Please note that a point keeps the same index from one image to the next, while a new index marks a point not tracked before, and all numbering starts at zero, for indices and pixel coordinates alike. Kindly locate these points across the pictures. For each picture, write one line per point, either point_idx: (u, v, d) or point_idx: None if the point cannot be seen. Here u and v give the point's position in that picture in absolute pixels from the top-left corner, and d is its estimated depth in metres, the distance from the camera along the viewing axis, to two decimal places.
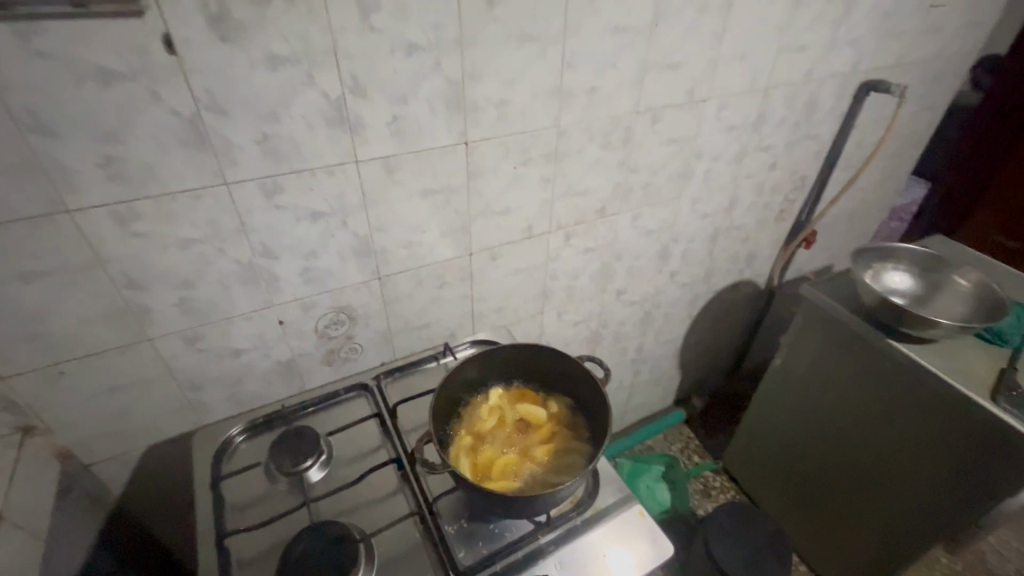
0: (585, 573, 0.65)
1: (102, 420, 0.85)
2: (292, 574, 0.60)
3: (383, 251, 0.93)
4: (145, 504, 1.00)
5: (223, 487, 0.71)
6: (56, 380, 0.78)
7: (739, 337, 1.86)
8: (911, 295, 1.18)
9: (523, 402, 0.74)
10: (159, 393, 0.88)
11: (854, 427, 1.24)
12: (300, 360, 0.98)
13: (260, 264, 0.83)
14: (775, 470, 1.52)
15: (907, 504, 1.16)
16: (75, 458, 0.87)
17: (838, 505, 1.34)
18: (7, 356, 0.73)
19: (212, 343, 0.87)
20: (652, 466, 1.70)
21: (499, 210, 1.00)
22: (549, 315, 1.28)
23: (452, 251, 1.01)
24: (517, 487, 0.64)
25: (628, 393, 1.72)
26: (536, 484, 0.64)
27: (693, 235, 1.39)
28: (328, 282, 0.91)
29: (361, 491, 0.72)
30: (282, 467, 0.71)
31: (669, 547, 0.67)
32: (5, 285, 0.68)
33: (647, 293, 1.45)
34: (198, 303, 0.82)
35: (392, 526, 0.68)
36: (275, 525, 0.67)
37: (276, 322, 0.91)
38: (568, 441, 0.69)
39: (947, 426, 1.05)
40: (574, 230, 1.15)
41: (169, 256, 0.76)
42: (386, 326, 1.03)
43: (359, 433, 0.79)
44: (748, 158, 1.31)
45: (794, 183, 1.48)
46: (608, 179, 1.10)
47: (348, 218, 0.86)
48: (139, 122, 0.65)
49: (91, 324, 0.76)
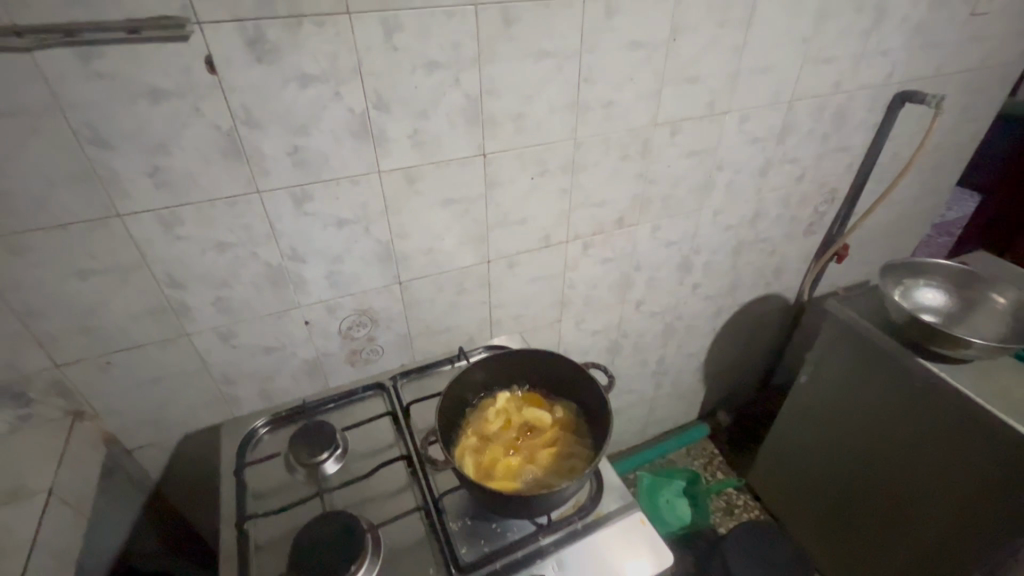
0: (583, 574, 0.65)
1: (143, 408, 0.92)
2: (302, 558, 0.64)
3: (404, 257, 0.97)
4: (180, 489, 1.06)
5: (247, 474, 0.76)
6: (105, 369, 0.86)
7: (767, 352, 1.82)
8: (944, 313, 1.14)
9: (529, 406, 0.76)
10: (195, 385, 0.94)
11: (880, 449, 1.20)
12: (324, 360, 1.03)
13: (289, 267, 0.89)
14: (798, 491, 1.48)
15: (938, 534, 1.11)
16: (119, 442, 0.94)
17: (863, 530, 1.29)
18: (63, 346, 0.80)
19: (243, 341, 0.93)
20: (673, 480, 1.68)
21: (516, 220, 1.03)
22: (567, 324, 1.30)
23: (471, 259, 1.04)
24: (518, 488, 0.65)
25: (650, 405, 1.71)
26: (537, 485, 0.66)
27: (716, 247, 1.38)
28: (352, 286, 0.96)
29: (372, 485, 0.75)
30: (301, 458, 0.75)
31: (669, 555, 0.67)
32: (63, 280, 0.75)
33: (669, 305, 1.44)
34: (231, 302, 0.88)
35: (400, 520, 0.71)
36: (291, 512, 0.72)
37: (303, 323, 0.96)
38: (571, 445, 0.70)
39: (982, 453, 1.00)
40: (593, 240, 1.16)
41: (207, 258, 0.82)
42: (406, 330, 1.07)
43: (374, 430, 0.83)
44: (773, 170, 1.29)
45: (824, 196, 1.45)
46: (626, 190, 1.12)
47: (370, 225, 0.90)
48: (183, 135, 0.71)
49: (137, 319, 0.83)
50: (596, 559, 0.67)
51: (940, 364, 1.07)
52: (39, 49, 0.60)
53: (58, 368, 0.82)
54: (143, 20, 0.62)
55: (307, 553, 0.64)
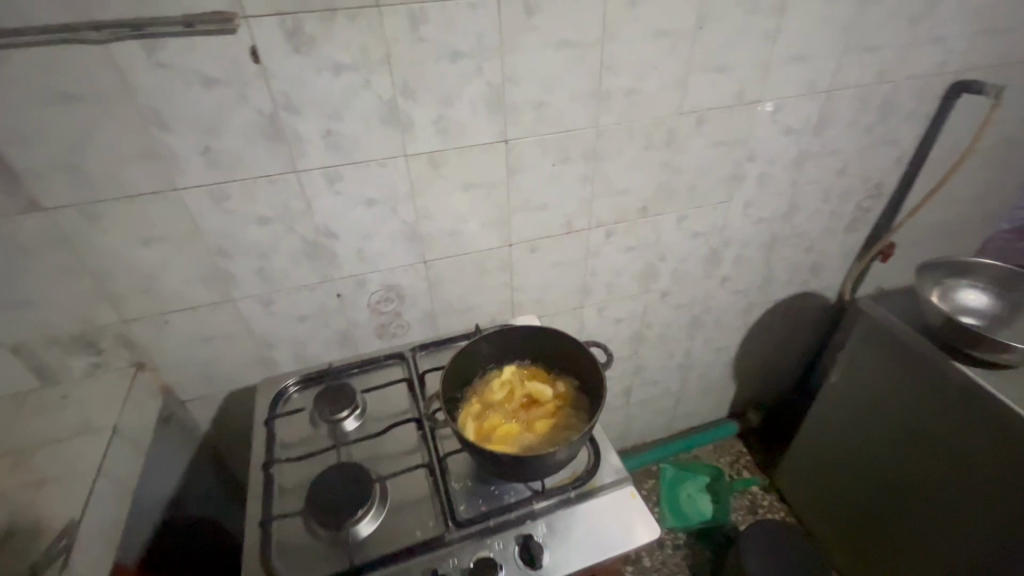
0: (570, 538, 0.69)
1: (195, 364, 1.04)
2: (314, 500, 0.71)
3: (428, 237, 1.03)
4: (225, 441, 1.18)
5: (277, 425, 0.84)
6: (163, 326, 0.97)
7: (804, 352, 1.75)
8: (986, 315, 1.08)
9: (533, 380, 0.80)
10: (239, 347, 1.04)
11: (908, 455, 1.17)
12: (354, 330, 1.10)
13: (323, 243, 0.96)
14: (822, 494, 1.45)
15: (970, 545, 1.06)
16: (174, 393, 1.06)
17: (890, 538, 1.25)
18: (129, 303, 0.92)
19: (281, 309, 1.02)
20: (695, 476, 1.69)
21: (537, 205, 1.07)
22: (589, 311, 1.32)
23: (493, 241, 1.09)
24: (513, 451, 0.70)
25: (676, 399, 1.70)
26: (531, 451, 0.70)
27: (746, 240, 1.35)
28: (380, 262, 1.03)
29: (384, 443, 0.81)
30: (323, 415, 0.83)
31: (656, 529, 0.70)
32: (129, 246, 0.86)
33: (696, 297, 1.43)
34: (271, 272, 0.97)
35: (406, 475, 0.76)
36: (312, 461, 0.79)
37: (335, 295, 1.04)
38: (568, 418, 0.74)
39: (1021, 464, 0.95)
40: (615, 228, 1.18)
41: (250, 231, 0.91)
42: (430, 307, 1.13)
43: (391, 395, 0.89)
44: (809, 162, 1.26)
45: (868, 191, 1.39)
46: (650, 180, 1.13)
47: (397, 206, 0.97)
48: (231, 118, 0.79)
49: (190, 283, 0.93)
50: (587, 525, 0.70)
51: (977, 369, 1.03)
52: (113, 41, 0.69)
53: (124, 323, 0.94)
54: (198, 14, 0.70)
55: (321, 496, 0.71)
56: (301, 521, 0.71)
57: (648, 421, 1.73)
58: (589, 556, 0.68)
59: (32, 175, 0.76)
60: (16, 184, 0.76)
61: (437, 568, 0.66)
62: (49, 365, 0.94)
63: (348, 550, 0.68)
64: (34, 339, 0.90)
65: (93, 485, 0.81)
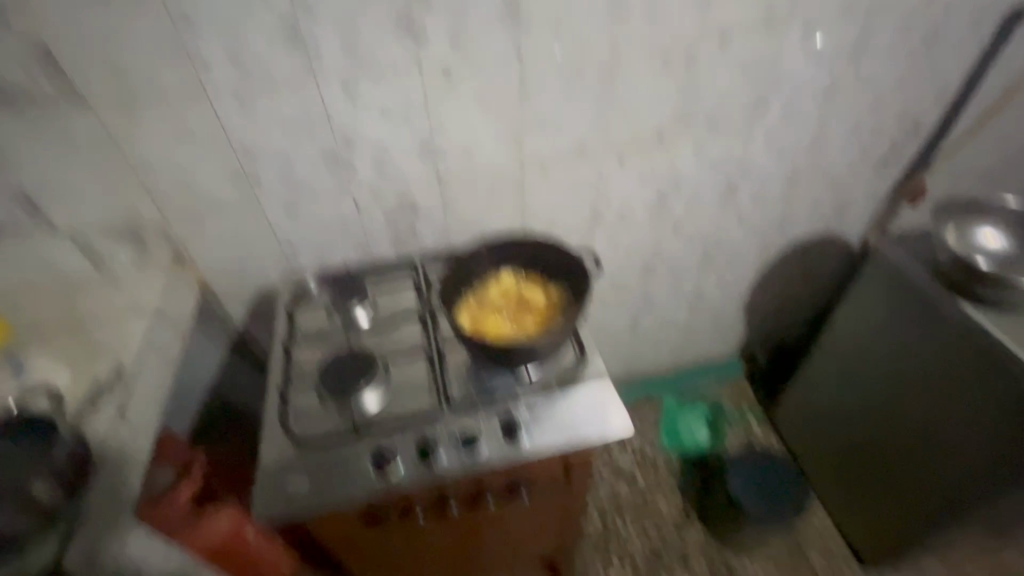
0: (550, 423, 0.77)
1: (227, 262, 1.13)
2: (326, 375, 0.80)
3: (442, 151, 1.06)
4: (257, 338, 1.30)
5: (297, 314, 0.94)
6: (198, 224, 1.06)
7: (819, 296, 1.73)
8: (1003, 257, 1.07)
9: (528, 286, 0.86)
10: (266, 248, 1.13)
11: (901, 390, 1.19)
12: (371, 241, 1.17)
13: (341, 151, 1.01)
14: (816, 428, 1.50)
15: (950, 482, 1.10)
16: (210, 289, 1.17)
17: (877, 473, 1.29)
18: (167, 200, 1.01)
19: (304, 214, 1.09)
20: (696, 408, 1.77)
21: (551, 124, 1.08)
22: (600, 238, 1.35)
23: (506, 160, 1.11)
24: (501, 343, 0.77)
25: (683, 334, 1.74)
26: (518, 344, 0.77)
27: (766, 174, 1.33)
28: (395, 174, 1.07)
29: (391, 335, 0.89)
30: (337, 307, 0.91)
31: (628, 421, 0.76)
32: (165, 143, 0.93)
33: (710, 231, 1.43)
34: (294, 178, 1.03)
35: (407, 362, 0.84)
36: (326, 346, 0.88)
37: (353, 204, 1.10)
38: (556, 319, 0.80)
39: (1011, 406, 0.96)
40: (629, 153, 1.18)
41: (273, 135, 0.96)
42: (444, 223, 1.18)
43: (400, 296, 0.97)
44: (841, 92, 1.20)
45: (905, 128, 1.32)
46: (667, 103, 1.11)
47: (411, 118, 1.00)
48: (252, 19, 0.83)
49: (220, 183, 1.01)
50: (567, 416, 0.77)
51: (982, 309, 1.03)
52: None
53: (163, 218, 1.03)
54: None
55: (331, 371, 0.80)
56: (314, 392, 0.81)
57: (655, 353, 1.78)
58: (565, 441, 0.75)
59: (76, 70, 0.82)
60: (62, 77, 0.83)
61: (428, 436, 0.75)
62: (101, 253, 1.05)
63: (352, 416, 0.78)
64: (87, 228, 1.01)
65: (140, 356, 0.93)
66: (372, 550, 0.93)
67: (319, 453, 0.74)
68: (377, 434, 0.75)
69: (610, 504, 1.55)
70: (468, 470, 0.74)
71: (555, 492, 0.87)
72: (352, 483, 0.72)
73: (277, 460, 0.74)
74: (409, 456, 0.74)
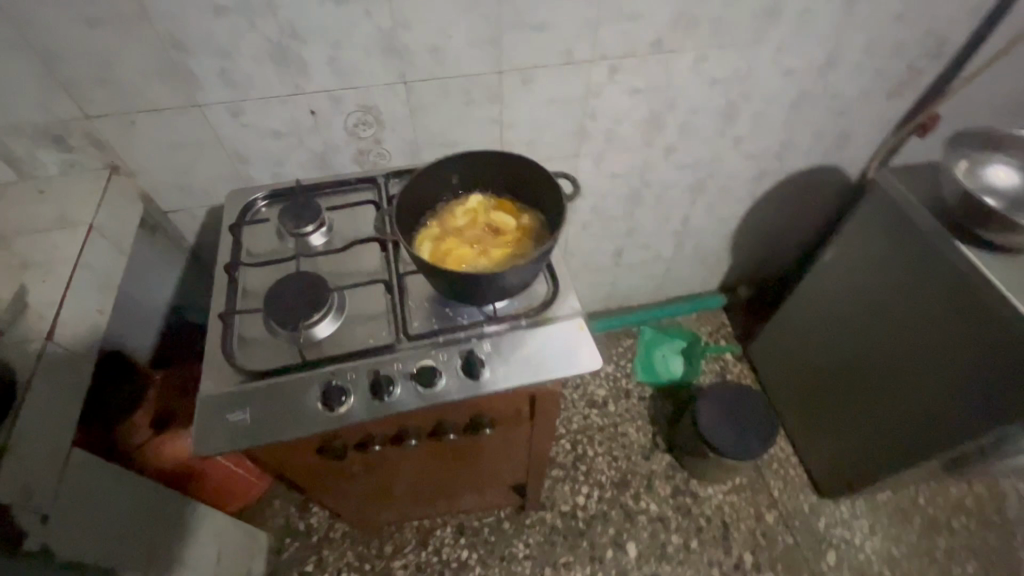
0: (514, 358, 0.72)
1: (169, 174, 1.02)
2: (272, 301, 0.73)
3: (408, 52, 0.93)
4: (212, 258, 1.21)
5: (244, 233, 0.85)
6: (130, 128, 0.93)
7: (810, 231, 1.67)
8: (1010, 195, 1.00)
9: (498, 211, 0.77)
10: (213, 159, 1.01)
11: (881, 331, 1.17)
12: (332, 154, 1.06)
13: (289, 46, 0.87)
14: (789, 363, 1.50)
15: (926, 423, 1.11)
16: (153, 203, 1.06)
17: (850, 412, 1.30)
18: (89, 98, 0.87)
19: (252, 121, 0.96)
20: (673, 340, 1.75)
21: (534, 24, 0.94)
22: (585, 160, 1.24)
23: (482, 65, 0.98)
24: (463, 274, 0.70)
25: (667, 266, 1.69)
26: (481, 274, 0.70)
27: (770, 95, 1.21)
28: (355, 78, 0.94)
29: (347, 260, 0.82)
30: (288, 227, 0.83)
31: (598, 360, 0.72)
32: (75, 27, 0.79)
33: (704, 158, 1.33)
34: (236, 77, 0.90)
35: (365, 290, 0.78)
36: (276, 270, 0.81)
37: (308, 111, 0.98)
38: (526, 249, 0.73)
39: (1002, 352, 0.94)
40: (622, 63, 1.05)
41: (206, 22, 0.82)
42: (413, 136, 1.06)
43: (359, 216, 0.88)
44: (864, 1, 1.06)
45: (927, 48, 1.19)
46: (668, 4, 0.97)
47: (370, 8, 0.85)
48: None
49: (150, 80, 0.87)
50: (534, 350, 0.72)
51: (980, 252, 0.98)
52: None
53: (88, 120, 0.90)
54: None
55: (279, 298, 0.73)
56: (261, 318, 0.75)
57: (636, 285, 1.74)
58: (530, 377, 0.71)
59: None
60: None
61: (383, 370, 0.70)
62: (20, 158, 0.93)
63: (302, 347, 0.72)
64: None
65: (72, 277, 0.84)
66: (334, 477, 0.91)
67: (264, 384, 0.68)
68: (328, 366, 0.70)
69: (581, 431, 1.57)
70: (426, 405, 0.70)
71: (520, 425, 0.85)
72: (300, 416, 0.68)
73: (217, 389, 0.68)
74: (361, 391, 0.69)
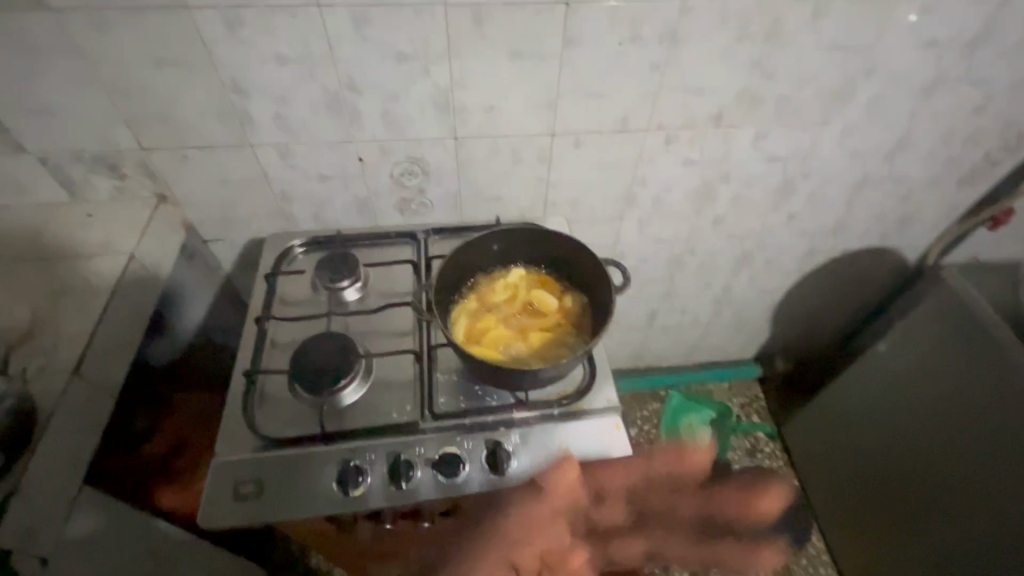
0: (543, 451, 0.68)
1: (214, 206, 1.02)
2: (299, 361, 0.71)
3: (463, 110, 0.92)
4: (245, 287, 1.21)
5: (279, 282, 0.84)
6: (182, 161, 0.94)
7: (858, 311, 1.58)
8: None
9: (541, 288, 0.74)
10: (258, 196, 1.01)
11: (933, 439, 1.09)
12: (374, 200, 1.05)
13: (346, 97, 0.87)
14: (826, 454, 1.41)
15: (982, 549, 1.01)
16: (195, 232, 1.06)
17: (891, 513, 1.21)
18: (146, 131, 0.89)
19: (301, 163, 0.96)
20: (702, 409, 1.67)
21: (593, 92, 0.92)
22: (630, 224, 1.20)
23: (535, 127, 0.96)
24: (498, 358, 0.66)
25: (702, 332, 1.62)
26: (517, 360, 0.66)
27: (831, 175, 1.16)
28: (407, 130, 0.93)
29: (379, 320, 0.80)
30: (323, 280, 0.81)
31: None
32: (143, 66, 0.80)
33: (753, 231, 1.28)
34: (291, 122, 0.90)
35: (394, 357, 0.75)
36: (306, 324, 0.79)
37: (357, 158, 0.97)
38: (565, 335, 0.69)
39: None
40: (678, 134, 1.02)
41: (268, 70, 0.82)
42: (457, 189, 1.05)
43: (396, 273, 0.86)
44: (940, 91, 1.02)
45: (1005, 141, 1.13)
46: (733, 81, 0.94)
47: (430, 67, 0.85)
48: None
49: (207, 119, 0.88)
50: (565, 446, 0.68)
51: None
52: None
53: (143, 151, 0.92)
54: None
55: (305, 359, 0.71)
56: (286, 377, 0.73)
57: (669, 348, 1.67)
58: (558, 475, 0.67)
59: None
60: None
61: (404, 452, 0.66)
62: (74, 180, 0.94)
63: (323, 415, 0.69)
64: (57, 151, 0.90)
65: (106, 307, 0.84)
66: (341, 540, 0.88)
67: (280, 453, 0.66)
68: (348, 441, 0.67)
69: None
70: (445, 494, 0.66)
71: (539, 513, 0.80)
72: (315, 492, 0.64)
73: (233, 453, 0.66)
74: (378, 472, 0.66)
